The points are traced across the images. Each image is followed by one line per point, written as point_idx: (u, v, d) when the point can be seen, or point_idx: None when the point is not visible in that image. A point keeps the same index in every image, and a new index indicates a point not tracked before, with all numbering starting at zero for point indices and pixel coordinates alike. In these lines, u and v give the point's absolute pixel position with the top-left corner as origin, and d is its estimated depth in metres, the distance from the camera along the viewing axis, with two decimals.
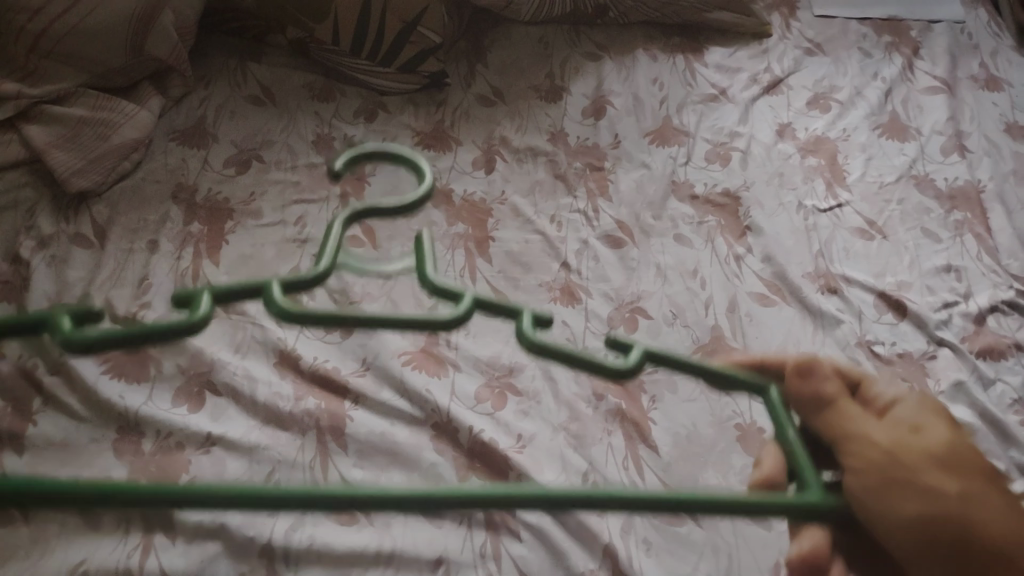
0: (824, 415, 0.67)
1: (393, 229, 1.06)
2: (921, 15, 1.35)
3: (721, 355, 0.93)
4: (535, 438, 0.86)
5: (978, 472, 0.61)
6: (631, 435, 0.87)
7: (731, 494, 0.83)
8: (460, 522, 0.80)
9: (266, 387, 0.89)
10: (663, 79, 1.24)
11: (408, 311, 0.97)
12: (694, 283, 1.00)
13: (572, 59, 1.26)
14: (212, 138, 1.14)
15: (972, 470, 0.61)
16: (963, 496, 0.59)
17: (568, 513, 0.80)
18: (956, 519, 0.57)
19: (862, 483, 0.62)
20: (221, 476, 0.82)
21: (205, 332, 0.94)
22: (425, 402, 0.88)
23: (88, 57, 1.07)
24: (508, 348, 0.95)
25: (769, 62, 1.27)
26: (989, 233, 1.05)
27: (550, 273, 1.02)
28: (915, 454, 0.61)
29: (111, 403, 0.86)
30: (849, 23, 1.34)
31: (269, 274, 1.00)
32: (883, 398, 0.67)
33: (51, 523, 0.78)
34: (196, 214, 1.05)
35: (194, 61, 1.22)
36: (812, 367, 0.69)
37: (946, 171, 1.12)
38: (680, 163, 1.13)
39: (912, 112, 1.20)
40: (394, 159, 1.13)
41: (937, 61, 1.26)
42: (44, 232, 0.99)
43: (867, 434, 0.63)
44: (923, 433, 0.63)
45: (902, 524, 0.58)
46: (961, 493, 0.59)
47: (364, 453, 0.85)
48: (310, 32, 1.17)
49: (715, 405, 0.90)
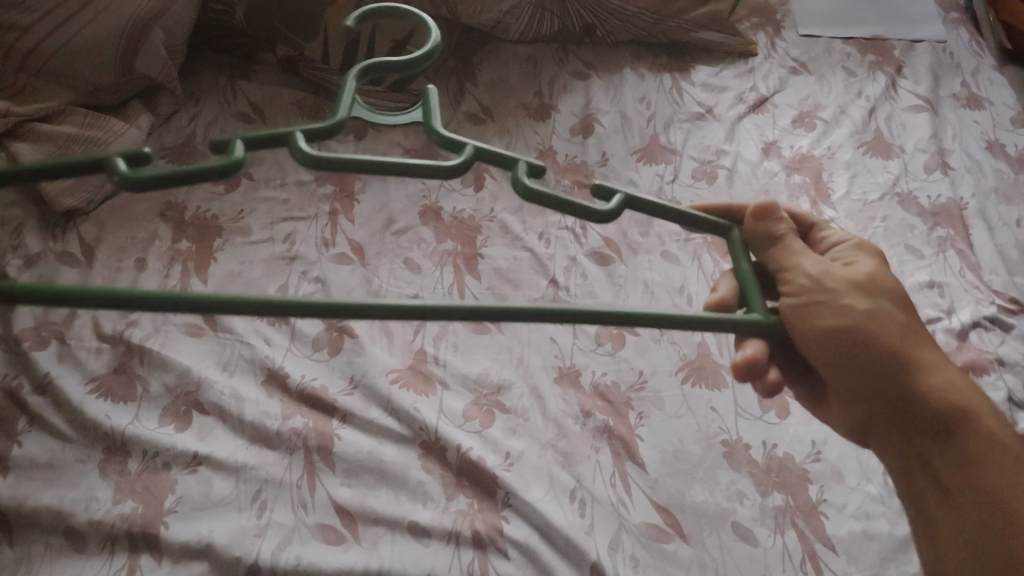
0: (770, 253, 0.61)
1: (382, 247, 1.06)
2: (904, 34, 1.36)
3: (707, 372, 0.94)
4: (523, 455, 0.87)
5: (891, 295, 0.59)
6: (618, 452, 0.87)
7: (717, 510, 0.83)
8: (447, 541, 0.80)
9: (253, 405, 0.89)
10: (650, 97, 1.25)
11: (396, 329, 0.98)
12: (679, 300, 1.01)
13: (560, 77, 1.27)
14: (201, 155, 1.14)
15: (890, 298, 0.59)
16: (902, 331, 0.58)
17: (556, 531, 0.80)
18: (889, 353, 0.57)
19: (823, 325, 0.57)
20: (207, 496, 0.83)
21: (193, 351, 0.94)
22: (413, 420, 0.88)
23: (77, 75, 1.07)
24: (496, 365, 0.95)
25: (755, 81, 1.29)
26: (971, 249, 1.06)
27: (538, 289, 1.02)
28: (842, 282, 0.58)
29: (97, 422, 0.86)
30: (833, 42, 1.35)
31: (258, 291, 1.00)
32: (832, 241, 0.65)
33: (36, 544, 0.78)
34: (185, 232, 1.06)
35: (183, 77, 1.23)
36: (772, 212, 0.61)
37: (929, 189, 1.13)
38: (667, 181, 1.14)
39: (895, 130, 1.21)
40: (383, 176, 1.14)
41: (920, 80, 1.28)
42: (31, 250, 0.97)
43: (837, 296, 0.58)
44: (852, 266, 0.60)
45: (832, 342, 0.57)
46: (902, 339, 0.57)
47: (351, 471, 0.85)
48: (301, 50, 1.18)
49: (702, 422, 0.90)
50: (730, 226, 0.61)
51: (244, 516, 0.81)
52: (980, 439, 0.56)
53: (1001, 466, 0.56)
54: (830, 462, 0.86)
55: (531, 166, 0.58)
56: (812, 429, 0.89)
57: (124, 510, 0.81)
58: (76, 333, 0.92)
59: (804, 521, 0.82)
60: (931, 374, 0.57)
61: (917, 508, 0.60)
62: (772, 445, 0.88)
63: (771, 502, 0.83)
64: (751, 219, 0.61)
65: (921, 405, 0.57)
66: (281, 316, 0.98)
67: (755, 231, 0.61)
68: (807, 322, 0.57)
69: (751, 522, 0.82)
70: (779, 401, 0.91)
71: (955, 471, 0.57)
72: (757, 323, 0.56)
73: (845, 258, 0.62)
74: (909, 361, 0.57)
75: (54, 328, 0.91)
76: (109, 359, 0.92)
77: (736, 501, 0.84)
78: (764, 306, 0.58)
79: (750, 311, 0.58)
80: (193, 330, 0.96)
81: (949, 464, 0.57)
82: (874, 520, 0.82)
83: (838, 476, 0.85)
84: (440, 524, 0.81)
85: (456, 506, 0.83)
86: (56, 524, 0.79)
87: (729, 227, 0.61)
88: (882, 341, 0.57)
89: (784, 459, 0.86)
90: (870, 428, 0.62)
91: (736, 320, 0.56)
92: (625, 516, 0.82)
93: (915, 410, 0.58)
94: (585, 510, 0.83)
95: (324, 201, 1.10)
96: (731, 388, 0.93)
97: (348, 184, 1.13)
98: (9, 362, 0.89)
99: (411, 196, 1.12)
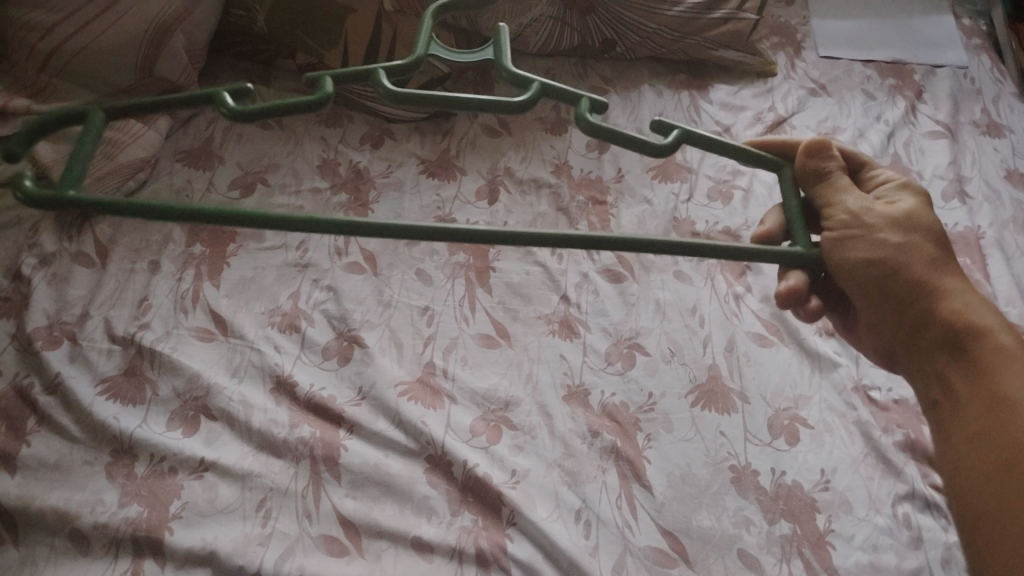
0: (818, 189, 0.62)
1: (395, 257, 1.07)
2: (925, 59, 1.35)
3: (717, 395, 0.93)
4: (529, 474, 0.86)
5: (929, 232, 0.59)
6: (625, 473, 0.87)
7: (724, 536, 0.83)
8: (451, 557, 0.80)
9: (261, 413, 0.89)
10: (667, 114, 1.25)
11: (406, 341, 0.98)
12: (692, 321, 1.00)
13: (579, 92, 1.26)
14: (218, 159, 1.14)
15: (925, 234, 0.59)
16: (931, 265, 0.58)
17: (560, 552, 0.80)
18: (914, 283, 0.57)
19: (854, 256, 0.58)
20: (213, 502, 0.83)
21: (203, 356, 0.94)
22: (420, 433, 0.88)
23: (98, 75, 1.08)
24: (504, 381, 0.95)
25: (773, 102, 1.28)
26: (988, 279, 1.05)
27: (550, 305, 1.02)
28: (877, 217, 0.59)
29: (106, 424, 0.86)
30: (854, 64, 1.35)
31: (268, 299, 1.01)
32: (878, 180, 0.64)
33: (40, 545, 0.78)
34: (199, 235, 1.06)
35: (203, 80, 1.24)
36: (826, 147, 0.62)
37: (946, 216, 1.12)
38: (682, 200, 1.14)
39: (914, 155, 1.20)
40: (398, 186, 1.14)
41: (939, 105, 1.27)
42: (46, 250, 1.00)
43: (874, 230, 0.58)
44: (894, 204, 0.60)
45: (862, 272, 0.58)
46: (930, 271, 0.57)
47: (356, 483, 0.85)
48: (321, 58, 1.18)
49: (710, 446, 0.89)
50: (780, 162, 0.63)
51: (249, 524, 0.81)
52: (1005, 370, 0.55)
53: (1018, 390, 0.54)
54: (839, 491, 0.85)
55: (593, 103, 0.63)
56: (822, 457, 0.88)
57: (129, 513, 0.81)
58: (87, 335, 0.94)
59: (811, 551, 0.81)
60: (956, 303, 0.57)
61: (937, 434, 0.59)
62: (780, 472, 0.87)
63: (777, 530, 0.83)
64: (803, 155, 0.62)
65: (943, 331, 0.57)
66: (291, 324, 0.98)
67: (804, 166, 0.62)
68: (840, 253, 0.59)
69: (757, 550, 0.82)
70: (788, 428, 0.90)
71: (969, 392, 0.56)
72: (801, 254, 0.59)
73: (887, 198, 0.61)
74: (934, 291, 0.57)
75: (66, 327, 0.94)
76: (120, 362, 0.92)
77: (742, 528, 0.83)
78: (808, 240, 0.61)
79: (795, 243, 0.60)
80: (204, 335, 0.96)
81: (966, 388, 0.56)
82: (882, 552, 0.81)
83: (846, 507, 0.84)
84: (444, 540, 0.81)
85: (460, 522, 0.83)
86: (61, 526, 0.79)
87: (779, 163, 0.63)
88: (911, 273, 0.57)
89: (792, 486, 0.86)
90: (901, 358, 0.62)
91: (783, 250, 0.58)
92: (630, 538, 0.82)
93: (935, 338, 0.58)
94: (590, 531, 0.82)
95: (339, 209, 1.11)
96: (741, 413, 0.92)
97: (363, 193, 1.13)
98: (21, 361, 0.91)
99: (425, 207, 1.12)
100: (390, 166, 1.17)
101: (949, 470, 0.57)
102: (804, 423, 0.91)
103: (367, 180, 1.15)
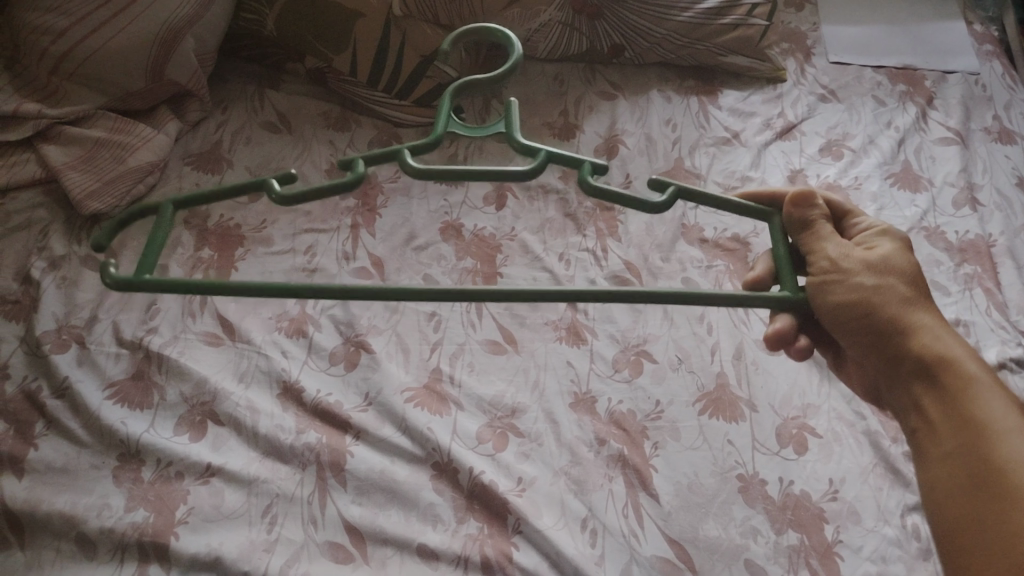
0: (803, 237, 0.61)
1: (403, 263, 1.07)
2: (936, 65, 1.35)
3: (725, 404, 0.93)
4: (535, 482, 0.86)
5: (904, 273, 0.58)
6: (632, 482, 0.86)
7: (730, 546, 0.82)
8: (456, 564, 0.80)
9: (268, 419, 0.89)
10: (676, 120, 1.25)
11: (413, 346, 0.98)
12: (700, 328, 1.00)
13: (587, 97, 1.27)
14: (227, 163, 1.15)
15: (901, 275, 0.58)
16: (905, 303, 0.57)
17: (566, 561, 0.79)
18: (888, 323, 0.57)
19: (838, 300, 0.57)
20: (218, 508, 0.83)
21: (210, 360, 0.94)
22: (426, 440, 0.88)
23: (109, 80, 1.07)
24: (511, 388, 0.94)
25: (783, 108, 1.28)
26: (999, 288, 1.04)
27: (557, 311, 1.02)
28: (854, 260, 0.58)
29: (113, 429, 0.86)
30: (864, 70, 1.34)
31: (276, 303, 1.01)
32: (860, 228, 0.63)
33: (47, 549, 0.79)
34: (208, 239, 1.06)
35: (214, 85, 1.25)
36: (810, 197, 0.61)
37: (957, 224, 1.11)
38: (690, 207, 1.13)
39: (924, 162, 1.19)
40: (406, 192, 1.14)
41: (951, 112, 1.26)
42: (56, 253, 1.01)
43: (851, 274, 0.57)
44: (871, 247, 0.60)
45: (843, 315, 0.57)
46: (904, 309, 0.57)
47: (362, 490, 0.85)
48: (329, 62, 1.17)
49: (718, 455, 0.89)
50: (770, 210, 0.61)
51: (254, 530, 0.81)
52: (984, 399, 0.55)
53: (1002, 419, 0.53)
54: (848, 501, 0.85)
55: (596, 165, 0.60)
56: (831, 467, 0.87)
57: (136, 518, 0.81)
58: (96, 339, 0.94)
59: (819, 561, 0.81)
60: (930, 338, 0.57)
61: (920, 470, 0.57)
62: (789, 481, 0.86)
63: (785, 541, 0.82)
64: (790, 205, 0.61)
65: (918, 367, 0.57)
66: (299, 329, 0.98)
67: (792, 216, 0.61)
68: (820, 297, 0.57)
69: (764, 560, 0.81)
70: (797, 437, 0.90)
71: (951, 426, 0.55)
72: (792, 301, 0.58)
73: (866, 242, 0.61)
74: (908, 328, 0.57)
75: (74, 330, 0.95)
76: (127, 366, 0.93)
77: (749, 538, 0.83)
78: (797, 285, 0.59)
79: (783, 288, 0.59)
80: (211, 339, 0.96)
81: (944, 420, 0.56)
82: (890, 564, 0.81)
83: (854, 517, 0.84)
84: (449, 547, 0.81)
85: (466, 530, 0.82)
86: (68, 530, 0.79)
87: (770, 212, 0.60)
88: (886, 314, 0.57)
89: (800, 496, 0.85)
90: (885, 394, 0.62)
91: (772, 299, 0.57)
92: (637, 547, 0.82)
93: (916, 374, 0.57)
94: (596, 540, 0.82)
95: (346, 214, 1.11)
96: (749, 421, 0.91)
97: (371, 197, 1.13)
98: (31, 364, 0.92)
99: (432, 212, 1.12)
100: (398, 171, 1.17)
101: (935, 505, 0.55)
102: (813, 432, 0.90)
103: (374, 185, 1.14)
